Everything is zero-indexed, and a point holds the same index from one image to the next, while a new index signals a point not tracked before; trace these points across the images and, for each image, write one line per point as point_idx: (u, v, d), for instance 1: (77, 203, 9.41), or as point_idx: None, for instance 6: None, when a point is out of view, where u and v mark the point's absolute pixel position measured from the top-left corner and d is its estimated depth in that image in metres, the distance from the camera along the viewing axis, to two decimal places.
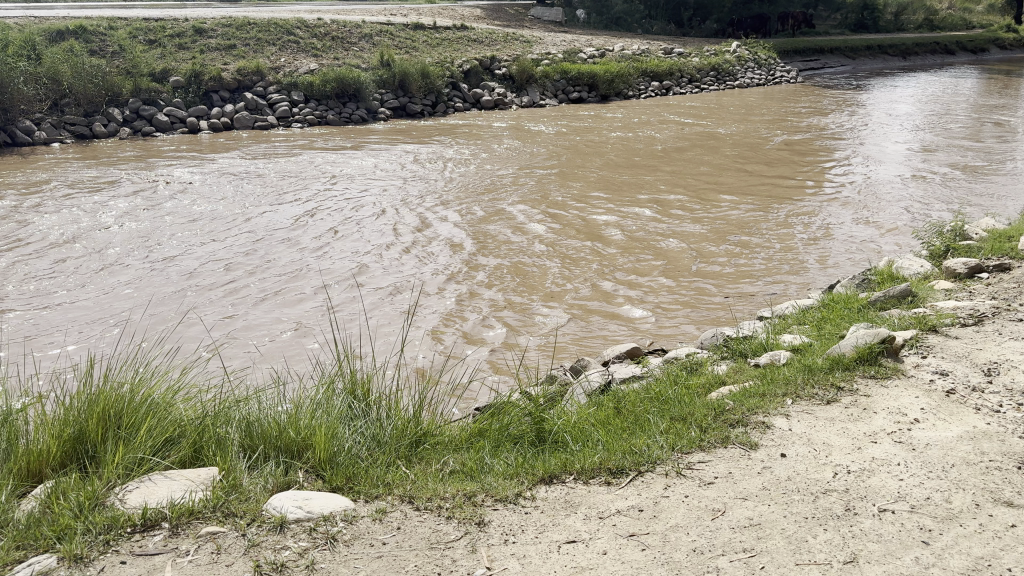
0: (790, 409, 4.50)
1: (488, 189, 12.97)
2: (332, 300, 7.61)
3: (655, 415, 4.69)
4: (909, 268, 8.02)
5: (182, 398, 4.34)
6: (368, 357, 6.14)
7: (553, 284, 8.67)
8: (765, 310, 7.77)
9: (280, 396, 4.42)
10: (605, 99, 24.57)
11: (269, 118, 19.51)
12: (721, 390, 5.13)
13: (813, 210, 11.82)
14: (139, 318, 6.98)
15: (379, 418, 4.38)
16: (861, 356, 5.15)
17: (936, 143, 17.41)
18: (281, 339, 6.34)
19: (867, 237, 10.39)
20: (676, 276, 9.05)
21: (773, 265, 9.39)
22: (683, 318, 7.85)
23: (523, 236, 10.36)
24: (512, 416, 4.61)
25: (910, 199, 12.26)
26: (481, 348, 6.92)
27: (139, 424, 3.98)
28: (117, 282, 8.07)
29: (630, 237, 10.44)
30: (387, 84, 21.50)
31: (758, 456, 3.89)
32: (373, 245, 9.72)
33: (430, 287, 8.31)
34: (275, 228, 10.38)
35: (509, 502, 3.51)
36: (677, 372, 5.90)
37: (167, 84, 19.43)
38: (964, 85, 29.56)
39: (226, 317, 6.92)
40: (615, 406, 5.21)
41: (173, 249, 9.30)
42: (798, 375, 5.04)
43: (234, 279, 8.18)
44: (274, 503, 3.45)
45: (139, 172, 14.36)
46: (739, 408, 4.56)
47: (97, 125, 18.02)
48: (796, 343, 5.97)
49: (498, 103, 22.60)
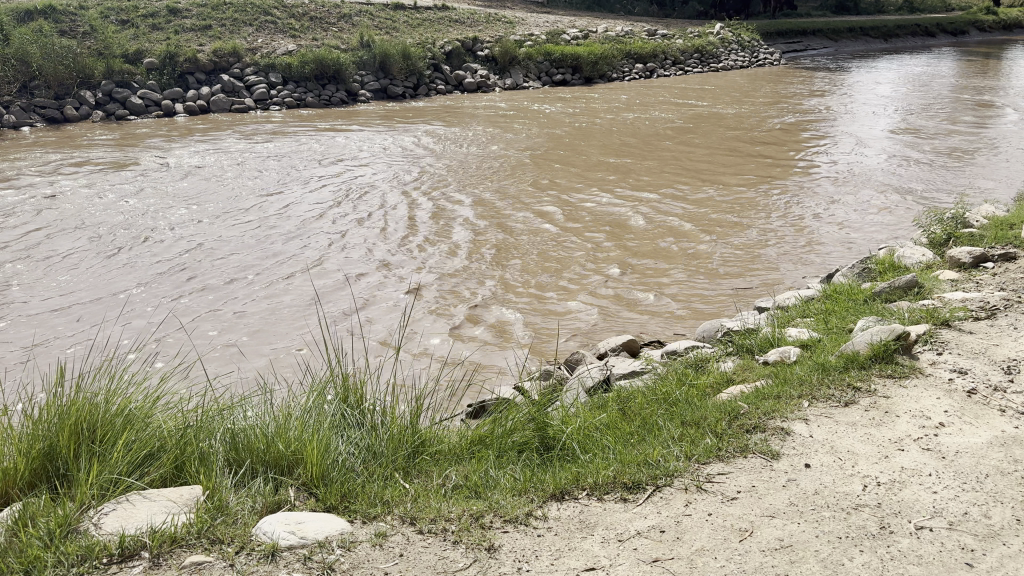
0: (808, 413, 4.27)
1: (474, 175, 12.67)
2: (318, 296, 7.32)
3: (665, 419, 4.45)
4: (910, 257, 7.79)
5: (162, 408, 4.04)
6: (356, 360, 5.85)
7: (546, 275, 8.41)
8: (765, 300, 7.54)
9: (268, 405, 4.13)
10: (589, 81, 24.24)
11: (246, 100, 19.03)
12: (731, 391, 4.89)
13: (805, 194, 11.62)
14: (115, 319, 6.65)
15: (374, 427, 4.10)
16: (876, 354, 4.91)
17: (924, 126, 17.23)
18: (266, 342, 6.03)
19: (862, 223, 10.20)
20: (672, 264, 8.80)
21: (770, 252, 9.16)
22: (681, 310, 7.60)
23: (511, 224, 10.08)
24: (514, 422, 4.33)
25: (903, 183, 12.06)
26: (474, 346, 6.64)
27: (115, 438, 3.69)
28: (89, 280, 7.71)
29: (622, 224, 10.17)
30: (368, 66, 21.08)
31: (781, 467, 3.66)
32: (357, 236, 9.41)
33: (418, 280, 8.03)
34: (256, 217, 10.06)
35: (520, 524, 3.25)
36: (681, 370, 5.65)
37: (141, 66, 18.89)
38: (948, 67, 29.51)
39: (207, 317, 6.62)
40: (620, 408, 4.96)
41: (149, 242, 8.96)
42: (810, 374, 4.81)
43: (214, 274, 7.87)
44: (263, 528, 3.18)
45: (113, 158, 13.91)
46: (754, 411, 4.32)
47: (69, 108, 17.50)
48: (804, 339, 5.75)
49: (481, 85, 22.21)
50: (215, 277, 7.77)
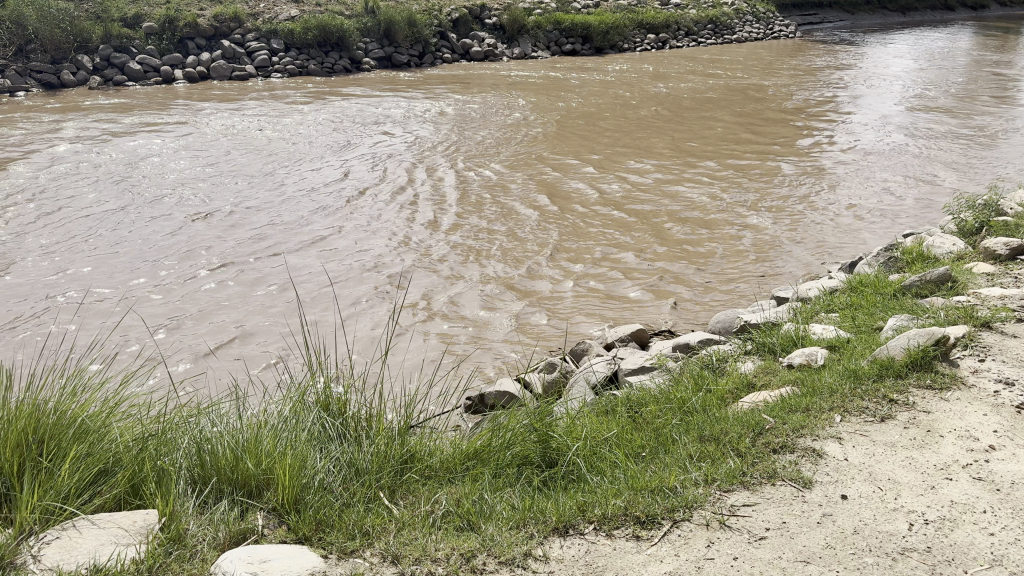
0: (841, 430, 3.85)
1: (477, 150, 12.17)
2: (307, 288, 6.92)
3: (680, 434, 4.03)
4: (941, 246, 7.30)
5: (122, 414, 3.62)
6: (341, 361, 5.45)
7: (552, 261, 7.97)
8: (785, 291, 7.09)
9: (239, 413, 3.71)
10: (599, 52, 23.57)
11: (247, 68, 18.47)
12: (752, 398, 4.47)
13: (825, 175, 11.08)
14: (91, 312, 6.26)
15: (357, 441, 3.70)
16: (913, 360, 4.46)
17: (946, 103, 16.59)
18: (244, 340, 5.63)
19: (884, 207, 9.70)
20: (685, 251, 8.35)
21: (788, 238, 8.68)
22: (694, 302, 7.16)
23: (515, 206, 9.63)
24: (513, 434, 3.91)
25: (927, 165, 11.52)
26: (468, 344, 6.24)
27: (62, 451, 3.26)
28: (69, 266, 7.31)
29: (632, 207, 9.71)
30: (372, 33, 20.47)
31: (814, 498, 3.24)
32: (352, 218, 8.98)
33: (416, 268, 7.62)
34: (248, 196, 9.64)
35: (517, 567, 2.85)
36: (695, 371, 5.23)
37: (139, 31, 18.36)
38: (967, 41, 28.68)
39: (188, 310, 6.22)
40: (631, 416, 4.54)
41: (136, 224, 8.55)
42: (840, 382, 4.38)
43: (199, 261, 7.45)
44: (223, 565, 2.77)
45: (106, 126, 13.44)
46: (781, 427, 3.90)
47: (66, 73, 17.00)
48: (831, 339, 5.31)
49: (488, 54, 21.57)
50: (200, 264, 7.35)
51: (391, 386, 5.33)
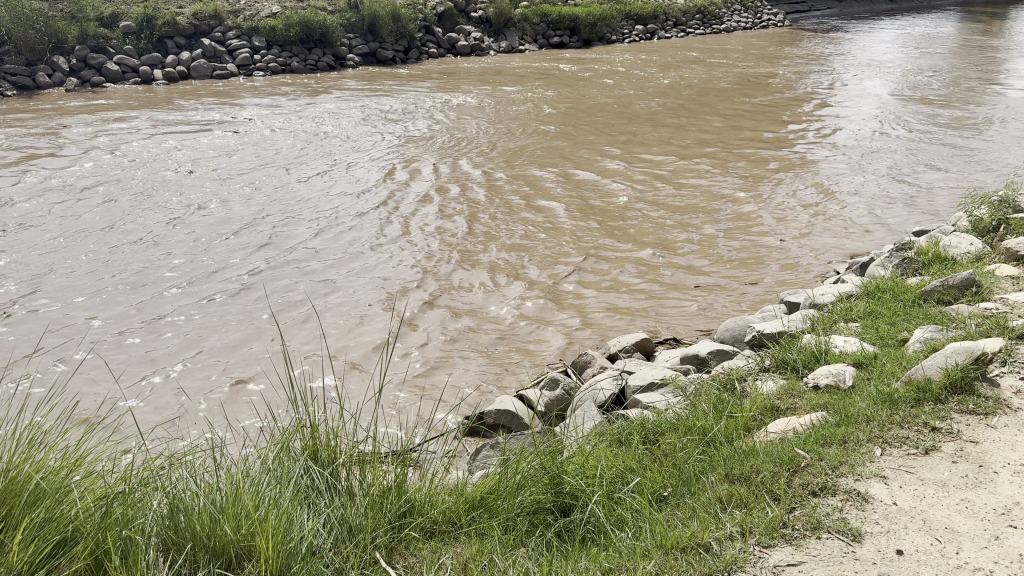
0: (883, 466, 3.49)
1: (467, 152, 11.77)
2: (290, 311, 6.58)
3: (705, 474, 3.68)
4: (958, 246, 6.92)
5: (84, 472, 3.21)
6: (325, 400, 5.10)
7: (550, 275, 7.63)
8: (797, 296, 6.72)
9: (217, 466, 3.33)
10: (588, 44, 23.17)
11: (229, 66, 17.99)
12: (778, 425, 4.11)
13: (826, 173, 10.74)
14: (59, 347, 5.89)
15: (349, 496, 3.34)
16: (952, 382, 4.10)
17: (943, 91, 16.23)
18: (221, 380, 5.26)
19: (889, 209, 9.38)
20: (689, 261, 8.00)
21: (791, 245, 8.36)
22: (699, 317, 6.82)
23: (508, 214, 9.27)
24: (520, 478, 3.56)
25: (929, 161, 11.19)
26: (463, 373, 5.90)
27: (14, 520, 2.86)
28: (41, 294, 6.93)
29: (630, 212, 9.36)
30: (356, 29, 20.01)
31: (867, 555, 2.91)
32: (337, 230, 8.62)
33: (405, 285, 7.27)
34: (229, 208, 9.26)
35: None
36: (713, 391, 4.84)
37: (117, 30, 17.83)
38: (956, 27, 28.34)
39: (164, 344, 5.87)
40: (645, 447, 4.18)
41: (113, 244, 8.19)
42: (874, 409, 4.01)
43: (176, 284, 7.09)
44: None
45: (83, 132, 12.98)
46: (817, 463, 3.55)
47: (41, 74, 16.48)
48: (856, 355, 4.94)
49: (475, 48, 21.14)
50: (177, 289, 6.99)
51: (384, 426, 5.01)
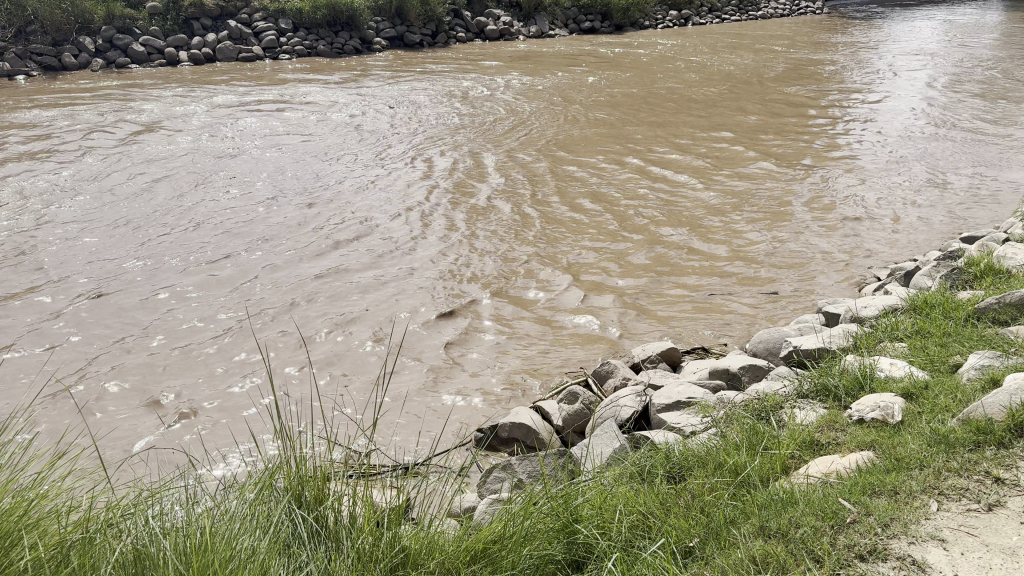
0: (941, 526, 3.07)
1: (490, 143, 11.38)
2: (301, 321, 6.28)
3: (737, 528, 3.27)
4: (1014, 258, 6.38)
5: (38, 516, 2.82)
6: (323, 427, 4.80)
7: (572, 278, 7.24)
8: (835, 308, 6.27)
9: (187, 511, 2.95)
10: (619, 29, 22.58)
11: (254, 48, 17.68)
12: (819, 466, 3.70)
13: (867, 170, 10.18)
14: (59, 360, 5.63)
15: (334, 548, 2.98)
16: (1017, 424, 3.61)
17: (991, 83, 15.47)
18: (218, 405, 4.98)
19: (932, 210, 8.83)
20: (719, 266, 7.54)
21: (829, 250, 7.86)
22: (728, 326, 6.39)
23: (529, 210, 8.88)
24: (527, 528, 3.17)
25: (976, 158, 10.59)
26: (475, 387, 5.56)
27: None
28: (47, 295, 6.71)
29: (656, 211, 8.90)
30: (383, 12, 19.64)
31: None
32: (354, 227, 8.31)
33: (420, 290, 6.93)
34: (242, 202, 8.97)
35: None
36: (745, 420, 4.40)
37: (143, 11, 17.64)
38: (1002, 16, 27.25)
39: (165, 360, 5.60)
40: (669, 485, 3.78)
41: (122, 239, 7.95)
42: (928, 453, 3.58)
43: (184, 288, 6.84)
44: None
45: (103, 115, 12.75)
46: (865, 521, 3.14)
47: (67, 55, 16.30)
48: (906, 382, 4.49)
49: (504, 33, 20.66)
50: (187, 293, 6.73)
51: (390, 455, 4.71)
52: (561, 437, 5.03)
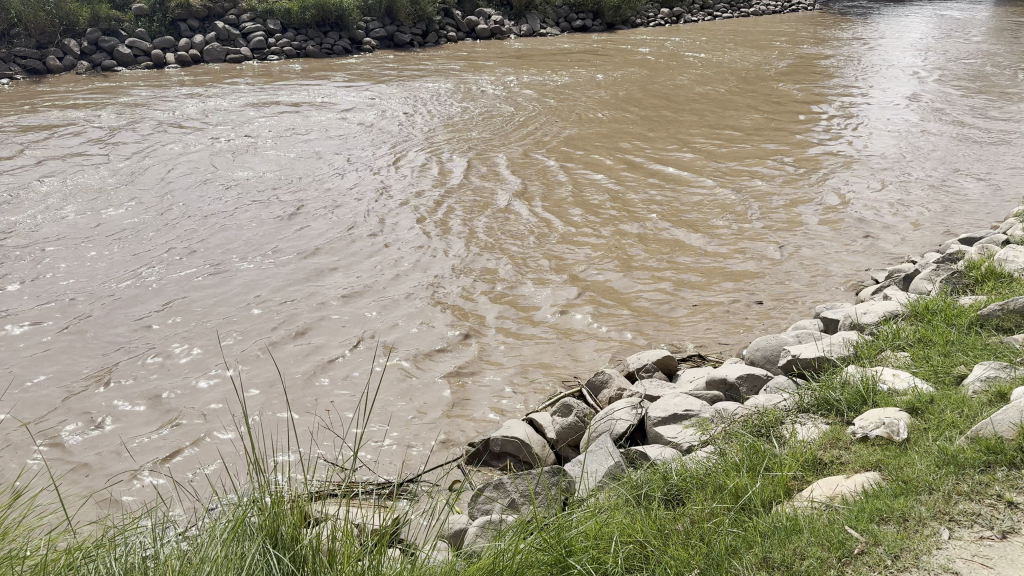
0: (953, 557, 2.92)
1: (480, 145, 11.19)
2: (287, 336, 6.11)
3: (740, 559, 3.11)
4: (1016, 261, 6.21)
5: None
6: (309, 453, 4.65)
7: (564, 284, 7.06)
8: (834, 314, 6.10)
9: (157, 553, 2.79)
10: (611, 27, 22.39)
11: (242, 49, 17.45)
12: (822, 488, 3.54)
13: (863, 168, 10.01)
14: (39, 383, 5.47)
15: None
16: None
17: (985, 78, 15.31)
18: (201, 431, 4.82)
19: (930, 209, 8.66)
20: (714, 269, 7.37)
21: (827, 251, 7.69)
22: (724, 333, 6.21)
23: (519, 214, 8.69)
24: (519, 562, 3.00)
25: (972, 156, 10.41)
26: (465, 400, 5.38)
27: None
28: (27, 312, 6.54)
29: (648, 213, 8.72)
30: (373, 11, 19.42)
31: None
32: (343, 235, 8.14)
33: (409, 300, 6.76)
34: (228, 210, 8.80)
35: None
36: (745, 437, 4.24)
37: (129, 13, 17.40)
38: (993, 10, 27.15)
39: (147, 383, 5.43)
40: (667, 510, 3.61)
41: (105, 250, 7.77)
42: (936, 476, 3.42)
43: (168, 303, 6.67)
44: None
45: (87, 120, 12.52)
46: (874, 554, 2.98)
47: (51, 58, 16.06)
48: (910, 397, 4.32)
49: (495, 32, 20.46)
50: (172, 308, 6.57)
51: (378, 477, 4.54)
52: (555, 452, 4.86)
